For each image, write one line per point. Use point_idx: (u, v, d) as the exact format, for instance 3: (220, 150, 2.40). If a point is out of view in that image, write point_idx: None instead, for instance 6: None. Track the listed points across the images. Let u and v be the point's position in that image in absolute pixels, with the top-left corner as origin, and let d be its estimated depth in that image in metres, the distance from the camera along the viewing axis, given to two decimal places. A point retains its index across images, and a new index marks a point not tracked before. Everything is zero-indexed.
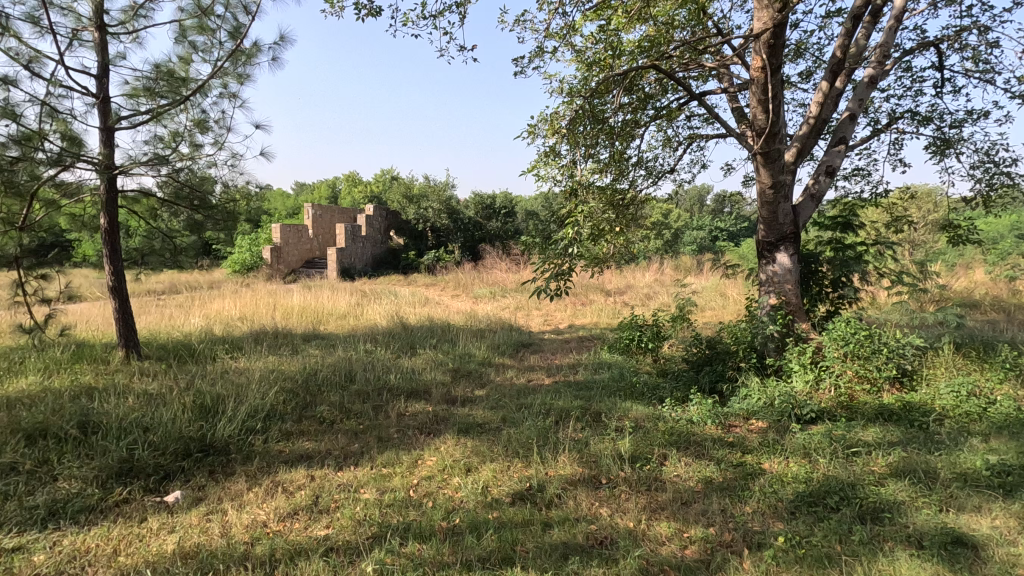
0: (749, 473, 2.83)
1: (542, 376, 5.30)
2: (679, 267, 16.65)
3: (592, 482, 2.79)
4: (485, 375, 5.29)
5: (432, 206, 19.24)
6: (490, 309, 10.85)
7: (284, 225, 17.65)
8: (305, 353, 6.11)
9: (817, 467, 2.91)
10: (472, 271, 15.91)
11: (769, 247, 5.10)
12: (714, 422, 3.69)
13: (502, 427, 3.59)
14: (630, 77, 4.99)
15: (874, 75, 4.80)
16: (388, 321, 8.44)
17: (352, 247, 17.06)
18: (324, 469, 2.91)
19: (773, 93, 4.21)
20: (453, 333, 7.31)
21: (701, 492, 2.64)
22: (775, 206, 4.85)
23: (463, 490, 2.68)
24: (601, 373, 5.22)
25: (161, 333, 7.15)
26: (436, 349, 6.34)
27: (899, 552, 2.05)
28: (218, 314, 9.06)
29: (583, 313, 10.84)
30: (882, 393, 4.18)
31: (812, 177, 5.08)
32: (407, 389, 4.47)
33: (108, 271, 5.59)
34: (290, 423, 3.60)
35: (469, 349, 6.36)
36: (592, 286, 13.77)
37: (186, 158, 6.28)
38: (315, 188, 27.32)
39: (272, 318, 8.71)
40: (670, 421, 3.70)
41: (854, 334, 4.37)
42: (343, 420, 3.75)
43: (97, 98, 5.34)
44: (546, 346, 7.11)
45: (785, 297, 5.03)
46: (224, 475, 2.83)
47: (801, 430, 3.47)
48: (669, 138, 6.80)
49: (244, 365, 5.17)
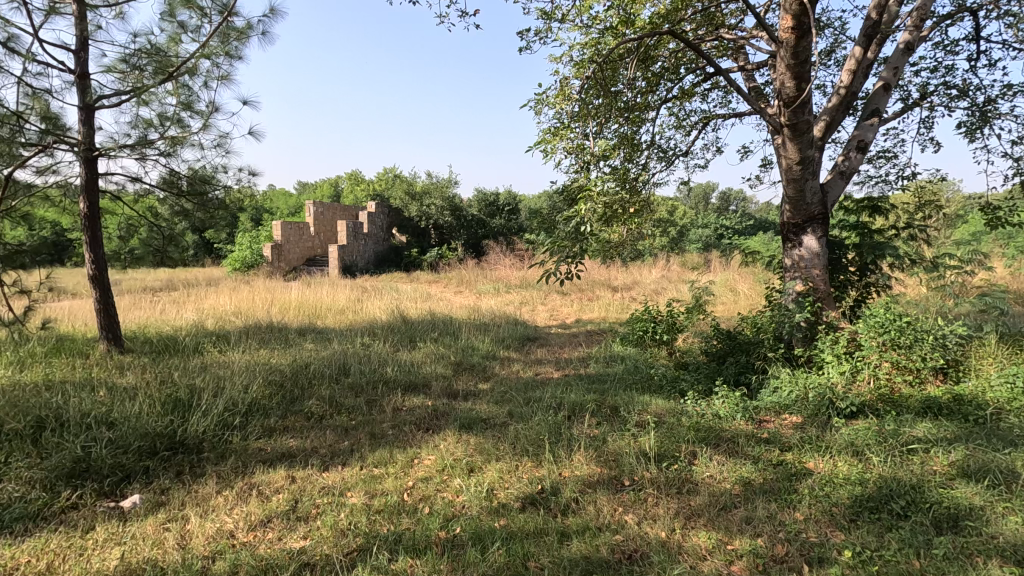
0: (794, 473, 2.46)
1: (550, 369, 4.94)
2: (687, 264, 16.20)
3: (613, 485, 2.44)
4: (490, 369, 4.93)
5: (435, 202, 18.82)
6: (494, 305, 10.50)
7: (285, 222, 17.31)
8: (299, 347, 5.77)
9: (870, 467, 2.53)
10: (476, 267, 15.55)
11: (794, 228, 4.73)
12: (744, 417, 3.33)
13: (509, 423, 3.23)
14: (644, 48, 4.63)
15: (910, 42, 4.42)
16: (388, 316, 8.08)
17: (354, 244, 16.71)
18: (307, 469, 2.57)
19: (806, 56, 3.81)
20: (456, 327, 6.95)
21: (741, 496, 2.28)
22: (802, 183, 4.47)
23: (465, 494, 2.33)
24: (614, 367, 4.85)
25: (149, 327, 6.82)
26: (438, 343, 5.99)
27: (996, 569, 1.68)
28: (213, 309, 8.74)
29: (590, 308, 10.48)
30: (926, 385, 3.78)
31: (841, 153, 4.70)
32: (405, 383, 4.12)
33: (88, 259, 5.22)
34: (274, 418, 3.26)
35: (472, 342, 6.01)
36: (598, 283, 13.35)
37: (173, 141, 5.96)
38: (318, 186, 26.99)
39: (269, 313, 8.38)
40: (694, 416, 3.33)
41: (893, 320, 3.97)
42: (333, 416, 3.40)
43: (75, 74, 5.02)
44: (553, 341, 6.74)
45: (813, 283, 4.66)
46: (192, 476, 2.49)
47: (844, 426, 3.09)
48: (681, 121, 6.43)
49: (232, 358, 4.83)
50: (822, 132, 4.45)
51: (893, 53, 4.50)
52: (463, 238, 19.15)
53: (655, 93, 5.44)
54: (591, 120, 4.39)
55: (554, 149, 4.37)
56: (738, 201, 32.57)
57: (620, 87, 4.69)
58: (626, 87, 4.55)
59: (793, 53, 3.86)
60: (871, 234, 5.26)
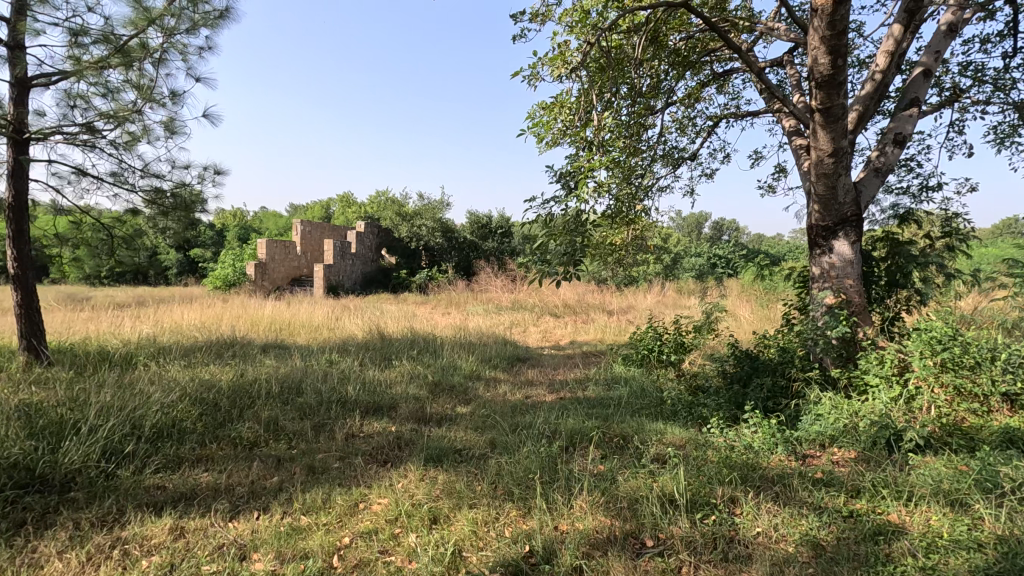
0: (879, 532, 1.79)
1: (542, 392, 4.23)
2: (683, 290, 15.69)
3: (629, 547, 1.75)
4: (472, 390, 4.24)
5: (425, 223, 18.25)
6: (483, 325, 9.85)
7: (270, 239, 16.60)
8: (256, 364, 5.04)
9: (977, 522, 1.86)
10: (466, 289, 14.90)
11: (824, 232, 4.14)
12: (784, 451, 2.67)
13: (489, 455, 2.54)
14: (653, 26, 4.10)
15: (954, 23, 3.92)
16: (365, 333, 7.36)
17: (341, 264, 16.02)
18: (206, 517, 1.86)
19: (845, 26, 3.26)
20: (438, 346, 6.24)
21: (815, 568, 1.61)
22: (835, 179, 3.90)
23: (421, 559, 1.64)
24: (617, 390, 4.15)
25: (93, 340, 6.07)
26: (415, 362, 5.26)
27: None
28: (175, 323, 7.98)
29: (585, 330, 9.85)
30: (997, 416, 3.12)
31: (875, 148, 4.16)
32: (367, 405, 3.41)
33: (10, 256, 4.50)
34: (190, 445, 2.55)
35: (454, 361, 5.32)
36: (593, 306, 12.66)
37: (123, 130, 5.34)
38: (308, 208, 26.45)
39: (235, 329, 7.63)
40: (723, 449, 2.67)
41: (953, 337, 3.34)
42: (269, 443, 2.69)
43: (6, 47, 4.42)
44: (546, 362, 6.03)
45: (846, 295, 4.04)
46: (41, 526, 1.79)
47: (915, 461, 2.44)
48: (688, 121, 5.91)
49: (170, 373, 4.10)
50: (855, 122, 3.89)
51: (933, 36, 3.99)
52: (454, 260, 18.48)
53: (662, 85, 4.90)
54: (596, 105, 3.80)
55: (550, 134, 3.78)
56: (733, 231, 32.22)
57: (625, 69, 4.11)
58: (635, 69, 3.98)
59: (829, 23, 3.31)
60: (904, 241, 4.67)
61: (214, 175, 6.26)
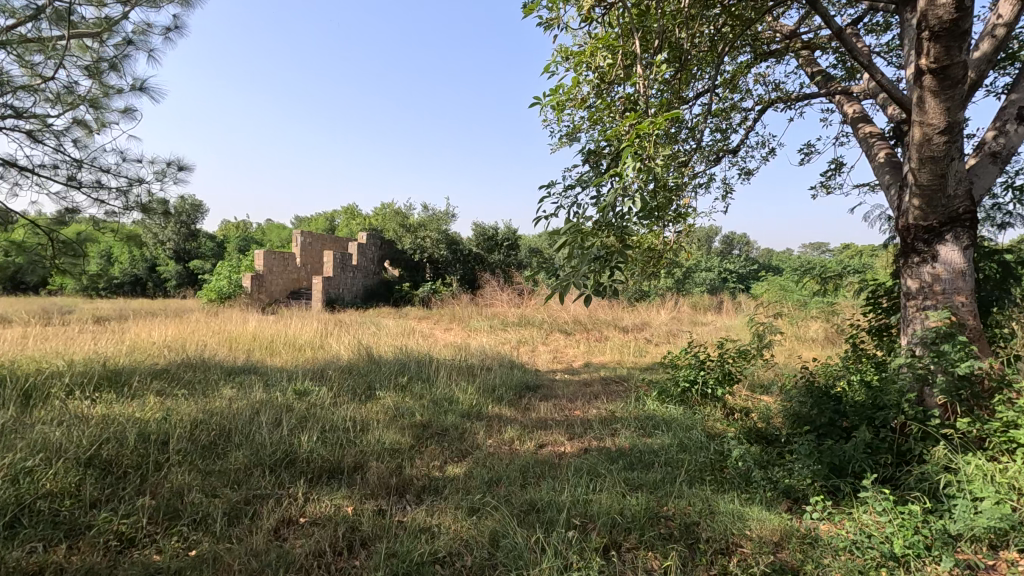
0: None
1: (561, 439, 3.31)
2: (699, 306, 14.74)
3: None
4: (470, 435, 3.31)
5: (430, 234, 17.44)
6: (488, 343, 8.95)
7: (267, 251, 15.76)
8: (213, 396, 4.13)
9: None
10: (470, 303, 14.01)
11: (924, 234, 3.20)
12: (940, 560, 1.75)
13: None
14: None
15: None
16: (353, 354, 6.45)
17: (342, 276, 15.12)
18: None
19: None
20: (434, 371, 5.34)
21: None
22: (946, 165, 2.96)
23: None
24: (657, 438, 3.21)
25: (31, 361, 5.20)
26: (404, 394, 4.35)
27: None
28: (143, 340, 7.10)
29: (601, 349, 8.91)
30: None
31: (989, 128, 3.23)
32: (324, 463, 2.49)
33: None
34: (22, 553, 1.65)
35: (451, 392, 4.39)
36: (604, 322, 11.76)
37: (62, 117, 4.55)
38: (312, 219, 25.83)
39: (208, 348, 6.74)
40: (848, 559, 1.76)
41: None
42: (156, 541, 1.79)
43: None
44: (560, 392, 5.10)
45: (958, 316, 3.10)
46: None
47: None
48: (734, 103, 5.00)
49: (87, 412, 3.21)
50: (972, 92, 2.96)
51: None
52: (459, 273, 17.64)
53: (705, 58, 4.02)
54: (633, 67, 2.92)
55: (577, 104, 2.90)
56: (743, 245, 31.34)
57: (667, 26, 3.23)
58: (683, 23, 3.08)
59: None
60: (1009, 250, 3.76)
61: (176, 172, 5.42)
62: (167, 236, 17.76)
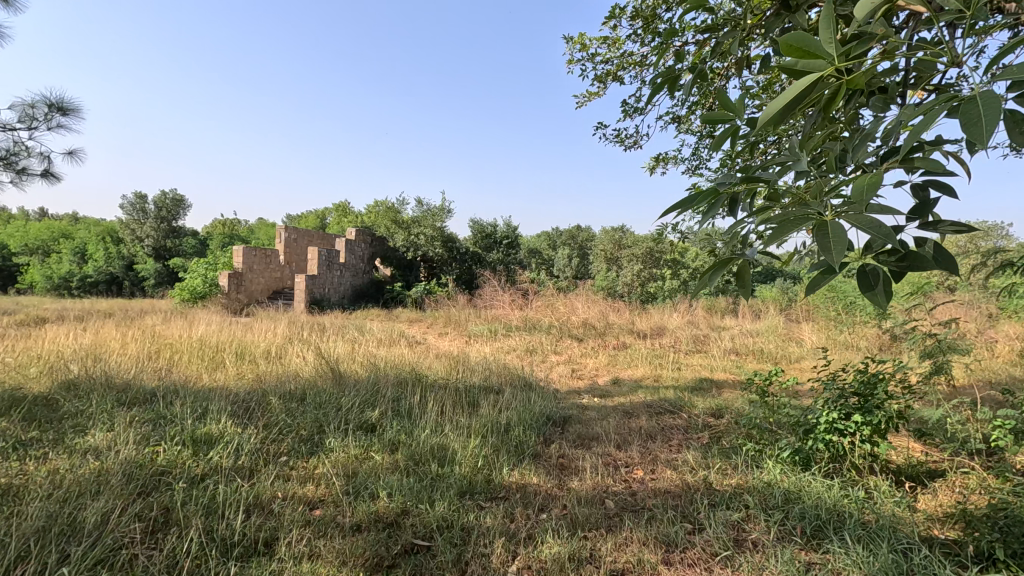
0: None
1: (645, 555, 1.77)
2: (722, 310, 13.19)
3: None
4: (472, 549, 1.76)
5: (424, 231, 15.75)
6: (491, 352, 7.37)
7: (246, 246, 14.09)
8: (60, 452, 2.56)
9: None
10: (468, 305, 12.39)
11: None
12: None
13: None
14: None
15: None
16: (316, 368, 4.87)
17: (327, 275, 13.44)
18: None
19: None
20: (422, 398, 3.78)
21: None
22: None
23: None
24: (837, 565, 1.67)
25: None
26: (371, 443, 2.78)
27: None
28: (52, 349, 5.51)
29: (627, 360, 7.33)
30: None
31: None
32: None
33: None
34: None
35: (444, 439, 2.83)
36: (621, 327, 10.16)
37: None
38: (300, 217, 24.28)
39: (130, 359, 5.15)
40: None
41: None
42: None
43: None
44: (601, 432, 3.54)
45: None
46: None
47: None
48: None
49: None
50: None
51: None
52: (454, 273, 15.98)
53: None
54: None
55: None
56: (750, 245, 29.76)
57: None
58: None
59: None
60: None
61: (57, 115, 3.86)
62: (140, 230, 16.23)
